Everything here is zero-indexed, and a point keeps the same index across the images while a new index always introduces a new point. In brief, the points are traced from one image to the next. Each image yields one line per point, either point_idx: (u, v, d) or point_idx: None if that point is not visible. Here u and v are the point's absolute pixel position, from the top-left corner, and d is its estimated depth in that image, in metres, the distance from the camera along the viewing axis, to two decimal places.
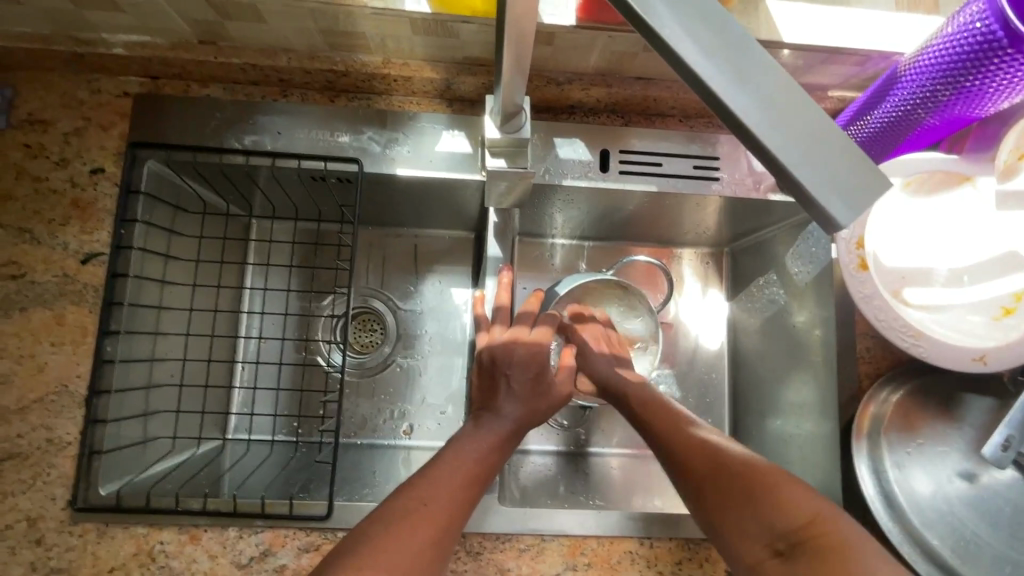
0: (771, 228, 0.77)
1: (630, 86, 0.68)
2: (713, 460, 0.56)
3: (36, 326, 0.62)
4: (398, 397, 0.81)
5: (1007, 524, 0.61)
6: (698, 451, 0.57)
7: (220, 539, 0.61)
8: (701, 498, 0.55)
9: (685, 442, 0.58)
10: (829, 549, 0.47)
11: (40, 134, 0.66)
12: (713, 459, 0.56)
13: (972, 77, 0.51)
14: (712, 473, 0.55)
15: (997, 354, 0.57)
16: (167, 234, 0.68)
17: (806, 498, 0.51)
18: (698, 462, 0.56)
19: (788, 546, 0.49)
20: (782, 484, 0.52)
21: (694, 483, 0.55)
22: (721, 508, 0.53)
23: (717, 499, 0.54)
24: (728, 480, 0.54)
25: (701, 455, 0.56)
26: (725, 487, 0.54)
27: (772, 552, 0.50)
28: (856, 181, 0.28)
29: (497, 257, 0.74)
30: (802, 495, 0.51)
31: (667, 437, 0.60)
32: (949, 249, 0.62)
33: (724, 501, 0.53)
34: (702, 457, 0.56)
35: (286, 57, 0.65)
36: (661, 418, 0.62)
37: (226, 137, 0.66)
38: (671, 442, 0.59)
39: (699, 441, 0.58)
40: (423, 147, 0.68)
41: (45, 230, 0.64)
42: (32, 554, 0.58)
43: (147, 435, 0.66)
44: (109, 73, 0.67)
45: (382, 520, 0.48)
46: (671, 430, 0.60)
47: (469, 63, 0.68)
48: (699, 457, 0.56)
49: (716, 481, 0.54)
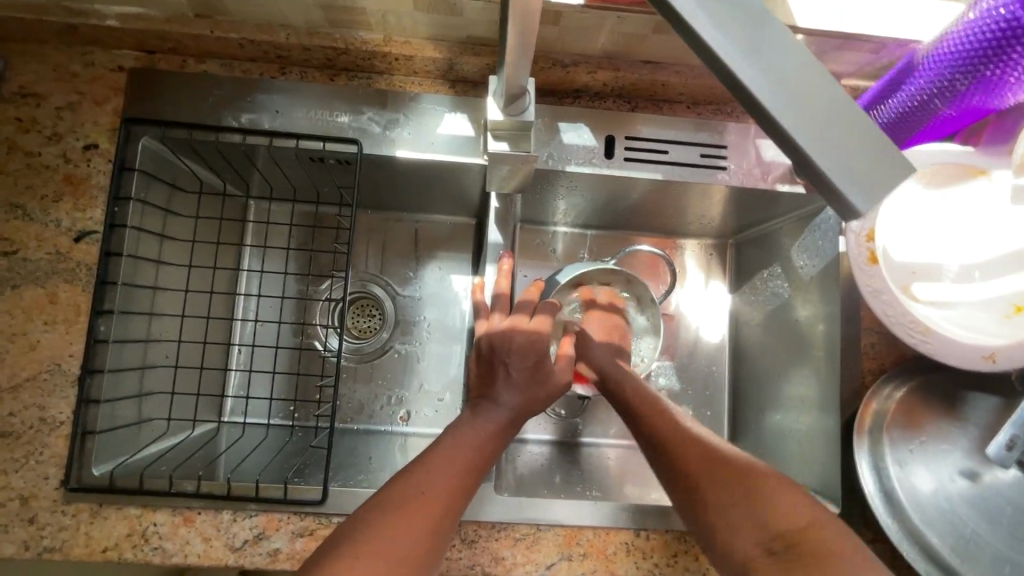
0: (778, 220, 0.76)
1: (638, 70, 0.67)
2: (686, 439, 0.56)
3: (29, 304, 0.62)
4: (395, 383, 0.81)
5: (1008, 524, 0.60)
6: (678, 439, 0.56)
7: (213, 522, 0.60)
8: (677, 482, 0.54)
9: (663, 421, 0.58)
10: (822, 556, 0.46)
11: (33, 107, 0.64)
12: (687, 439, 0.56)
13: (993, 65, 0.50)
14: (686, 453, 0.55)
15: (1007, 352, 0.55)
16: (163, 214, 0.67)
17: (803, 503, 0.50)
18: (676, 447, 0.55)
19: (783, 548, 0.47)
20: (786, 487, 0.51)
21: (668, 461, 0.55)
22: (691, 484, 0.53)
23: (688, 476, 0.54)
24: (704, 464, 0.53)
25: (677, 434, 0.57)
26: (698, 465, 0.54)
27: (763, 551, 0.48)
28: (881, 168, 0.27)
29: (497, 243, 0.72)
30: (799, 500, 0.50)
31: (643, 414, 0.60)
32: (959, 245, 0.61)
33: (696, 480, 0.53)
34: (677, 437, 0.56)
35: (284, 33, 0.64)
36: (640, 397, 0.62)
37: (223, 114, 0.65)
38: (648, 421, 0.59)
39: (676, 422, 0.58)
40: (423, 128, 0.66)
41: (38, 206, 0.63)
42: (25, 533, 0.58)
43: (142, 416, 0.66)
44: (104, 47, 0.66)
45: (377, 508, 0.47)
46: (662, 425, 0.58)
47: (473, 43, 0.66)
48: (679, 445, 0.56)
49: (687, 459, 0.54)
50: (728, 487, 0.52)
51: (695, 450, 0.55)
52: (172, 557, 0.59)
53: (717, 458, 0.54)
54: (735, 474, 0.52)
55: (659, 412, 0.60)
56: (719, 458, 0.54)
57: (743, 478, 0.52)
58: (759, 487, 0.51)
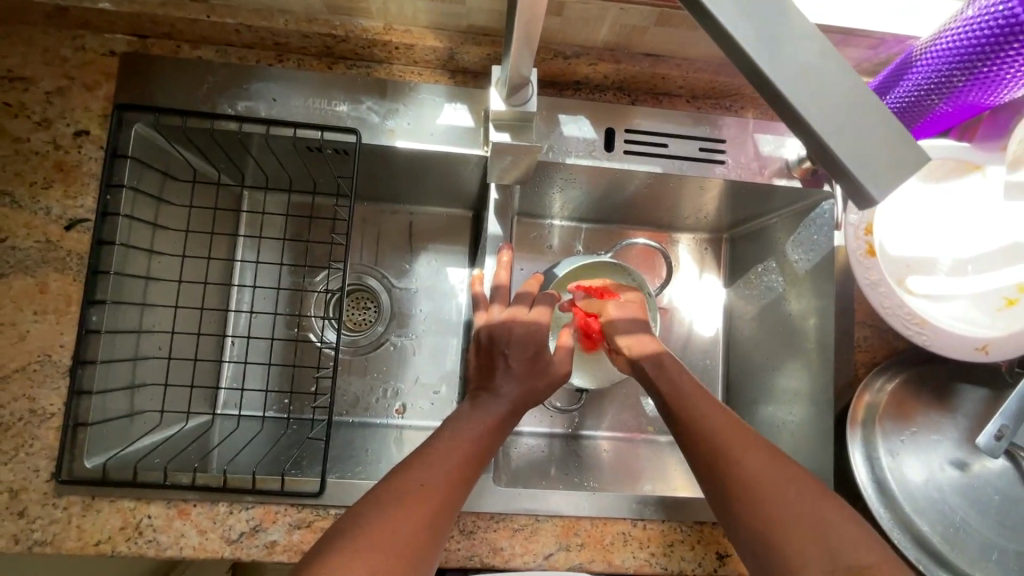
0: (773, 214, 0.77)
1: (639, 62, 0.67)
2: (735, 432, 0.53)
3: (17, 294, 0.60)
4: (391, 375, 0.80)
5: (996, 512, 0.62)
6: (732, 436, 0.52)
7: (210, 514, 0.60)
8: (722, 478, 0.50)
9: (714, 420, 0.54)
10: None
11: (20, 91, 0.62)
12: (733, 433, 0.53)
13: (988, 62, 0.51)
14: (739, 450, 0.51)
15: (1001, 343, 0.57)
16: (156, 202, 0.65)
17: (848, 525, 0.44)
18: (730, 444, 0.51)
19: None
20: (823, 503, 0.46)
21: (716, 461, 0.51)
22: (739, 480, 0.49)
23: (730, 467, 0.50)
24: (756, 462, 0.49)
25: (724, 425, 0.54)
26: (750, 460, 0.50)
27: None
28: (891, 152, 0.28)
29: (497, 235, 0.71)
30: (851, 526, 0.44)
31: (686, 405, 0.57)
32: (955, 240, 0.63)
33: (740, 472, 0.49)
34: (732, 436, 0.52)
35: (283, 19, 0.62)
36: (685, 389, 0.59)
37: (218, 102, 0.64)
38: (697, 417, 0.55)
39: (724, 415, 0.55)
40: (422, 118, 0.66)
41: (26, 193, 0.61)
42: (14, 526, 0.57)
43: (134, 407, 0.65)
44: (94, 30, 0.64)
45: (379, 499, 0.46)
46: (712, 422, 0.54)
47: (474, 32, 0.66)
48: (732, 442, 0.52)
49: (733, 451, 0.51)
50: (779, 495, 0.47)
51: (752, 450, 0.51)
52: (166, 550, 0.58)
53: (772, 466, 0.49)
54: (789, 486, 0.47)
55: (708, 411, 0.56)
56: (775, 464, 0.49)
57: (795, 492, 0.47)
58: (815, 510, 0.45)
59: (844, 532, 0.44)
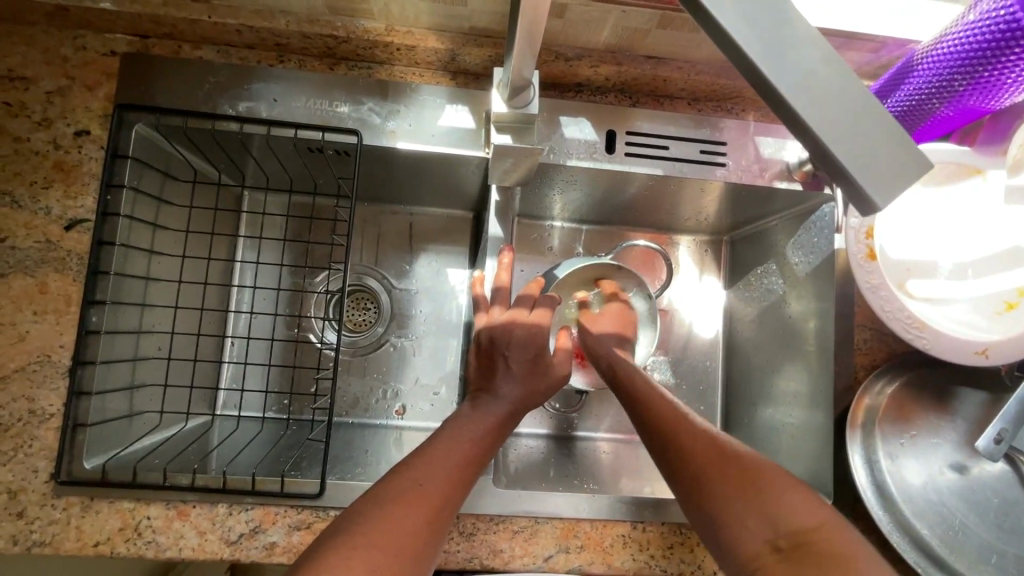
0: (773, 217, 0.77)
1: (640, 65, 0.67)
2: (683, 421, 0.53)
3: (17, 294, 0.60)
4: (390, 376, 0.80)
5: (996, 514, 0.62)
6: (684, 426, 0.52)
7: (209, 516, 0.59)
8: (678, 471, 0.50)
9: (668, 414, 0.54)
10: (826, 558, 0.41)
11: (21, 91, 0.62)
12: (684, 419, 0.53)
13: (988, 67, 0.51)
14: (689, 438, 0.51)
15: (1001, 347, 0.57)
16: (156, 202, 0.65)
17: (800, 497, 0.45)
18: (679, 433, 0.52)
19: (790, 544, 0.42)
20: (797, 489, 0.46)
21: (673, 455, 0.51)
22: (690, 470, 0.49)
23: (682, 450, 0.50)
24: (700, 444, 0.50)
25: (674, 415, 0.54)
26: (695, 445, 0.50)
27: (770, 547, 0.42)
28: (894, 156, 0.28)
29: (497, 236, 0.71)
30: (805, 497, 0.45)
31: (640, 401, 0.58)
32: (956, 243, 0.63)
33: (686, 454, 0.50)
34: (683, 426, 0.52)
35: (284, 20, 0.62)
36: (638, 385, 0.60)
37: (220, 101, 0.63)
38: (652, 412, 0.56)
39: (674, 406, 0.56)
40: (423, 119, 0.66)
41: (26, 192, 0.61)
42: (14, 527, 0.57)
43: (133, 409, 0.64)
44: (95, 30, 0.64)
45: (376, 497, 0.46)
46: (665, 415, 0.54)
47: (476, 34, 0.66)
48: (683, 432, 0.52)
49: (681, 437, 0.51)
50: (722, 470, 0.47)
51: (699, 435, 0.51)
52: (165, 551, 0.58)
53: (713, 445, 0.50)
54: (732, 460, 0.48)
55: (663, 404, 0.56)
56: (720, 443, 0.50)
57: (737, 463, 0.48)
58: (760, 480, 0.46)
59: (798, 501, 0.44)
